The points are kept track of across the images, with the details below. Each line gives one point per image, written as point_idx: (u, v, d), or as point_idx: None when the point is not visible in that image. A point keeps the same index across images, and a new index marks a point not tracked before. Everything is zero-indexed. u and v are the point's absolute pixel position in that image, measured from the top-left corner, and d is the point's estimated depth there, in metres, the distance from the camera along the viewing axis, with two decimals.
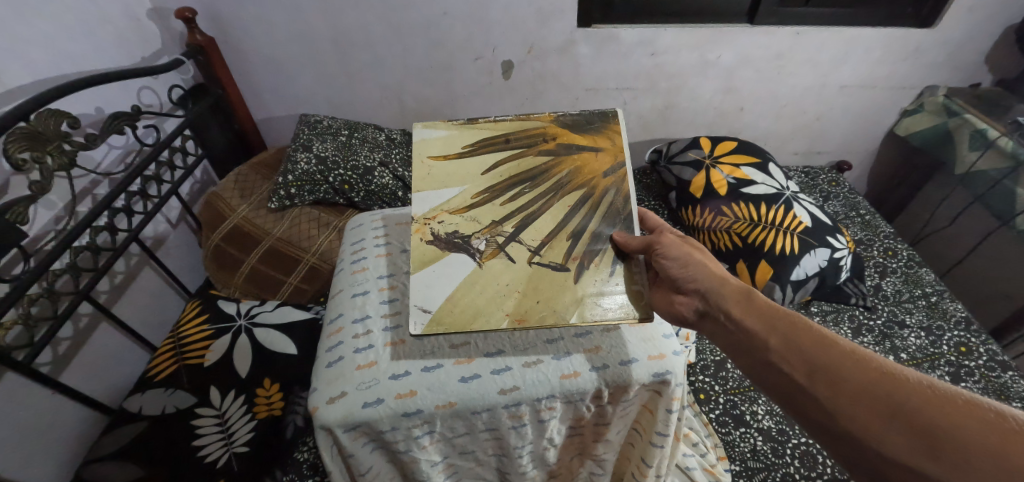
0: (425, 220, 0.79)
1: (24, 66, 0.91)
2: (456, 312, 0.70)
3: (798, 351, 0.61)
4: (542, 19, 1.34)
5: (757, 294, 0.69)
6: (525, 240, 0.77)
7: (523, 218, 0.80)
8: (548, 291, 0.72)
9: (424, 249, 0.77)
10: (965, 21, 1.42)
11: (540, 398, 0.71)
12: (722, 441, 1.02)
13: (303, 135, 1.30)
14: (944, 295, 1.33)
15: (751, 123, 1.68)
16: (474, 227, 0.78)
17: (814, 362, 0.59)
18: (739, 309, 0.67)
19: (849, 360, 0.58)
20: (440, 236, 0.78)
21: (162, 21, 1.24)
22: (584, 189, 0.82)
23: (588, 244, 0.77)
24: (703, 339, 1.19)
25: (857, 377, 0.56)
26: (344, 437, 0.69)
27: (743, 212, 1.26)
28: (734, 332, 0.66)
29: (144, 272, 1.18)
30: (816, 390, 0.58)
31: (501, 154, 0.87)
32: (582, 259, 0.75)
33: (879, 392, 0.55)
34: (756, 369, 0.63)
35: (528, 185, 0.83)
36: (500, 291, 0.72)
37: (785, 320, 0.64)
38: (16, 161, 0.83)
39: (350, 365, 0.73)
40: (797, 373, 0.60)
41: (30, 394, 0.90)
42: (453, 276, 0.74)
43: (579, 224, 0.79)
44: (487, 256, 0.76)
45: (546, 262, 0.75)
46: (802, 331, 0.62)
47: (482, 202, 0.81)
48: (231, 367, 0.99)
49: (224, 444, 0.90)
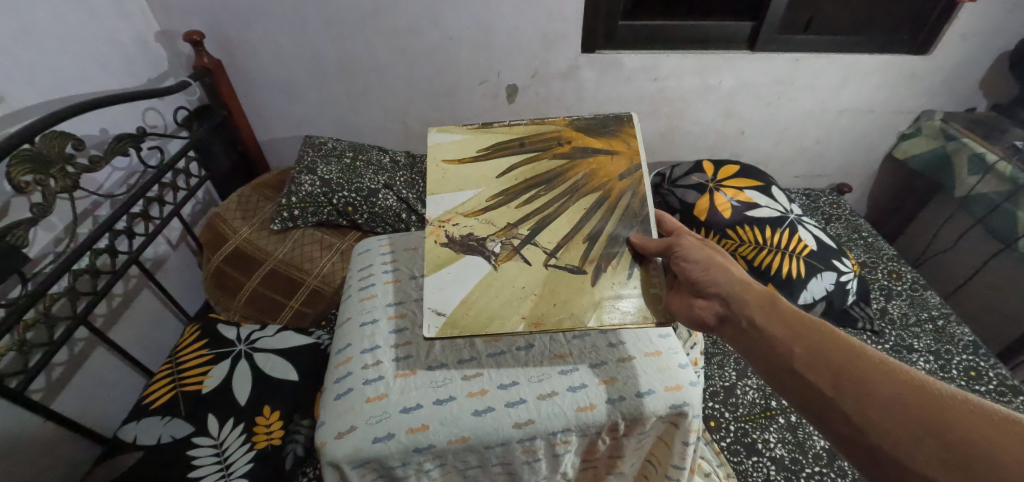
0: (441, 224, 0.79)
1: (30, 88, 0.90)
2: (471, 315, 0.69)
3: (824, 361, 0.59)
4: (547, 44, 1.36)
5: (781, 300, 0.67)
6: (540, 242, 0.77)
7: (538, 222, 0.79)
8: (565, 293, 0.71)
9: (440, 252, 0.76)
10: (959, 50, 1.46)
11: (554, 432, 0.69)
12: (734, 470, 0.99)
13: (308, 157, 1.30)
14: (950, 318, 1.33)
15: (751, 147, 1.69)
16: (489, 230, 0.78)
17: (842, 374, 0.57)
18: (763, 317, 0.66)
19: (880, 373, 0.56)
20: (455, 238, 0.77)
21: (169, 43, 1.25)
22: (599, 191, 0.82)
23: (605, 247, 0.76)
24: (709, 365, 1.17)
25: (885, 389, 0.55)
26: (353, 473, 0.67)
27: (748, 235, 1.26)
28: (757, 338, 0.65)
29: (142, 294, 1.16)
30: (841, 399, 0.56)
31: (517, 157, 0.87)
32: (599, 261, 0.75)
33: (908, 405, 0.53)
34: (779, 377, 0.62)
35: (543, 188, 0.82)
36: (517, 291, 0.72)
37: (810, 328, 0.63)
38: (18, 183, 0.81)
39: (359, 398, 0.71)
40: (821, 382, 0.58)
41: (21, 422, 0.87)
42: (469, 278, 0.73)
43: (596, 226, 0.78)
44: (503, 258, 0.75)
45: (563, 264, 0.74)
46: (828, 340, 0.61)
47: (497, 204, 0.81)
48: (231, 393, 0.96)
49: (220, 475, 0.85)
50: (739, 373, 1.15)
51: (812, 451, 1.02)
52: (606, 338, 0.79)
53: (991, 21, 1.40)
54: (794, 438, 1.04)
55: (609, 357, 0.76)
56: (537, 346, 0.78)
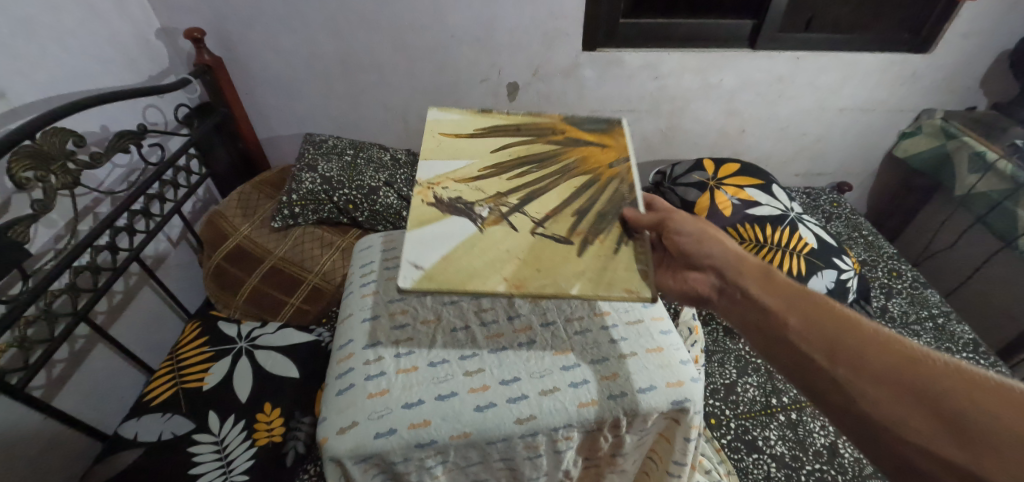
0: (432, 185, 0.79)
1: (29, 84, 0.90)
2: (451, 273, 0.65)
3: (817, 331, 0.60)
4: (548, 42, 1.36)
5: (777, 275, 0.69)
6: (528, 212, 0.76)
7: (528, 194, 0.78)
8: (550, 260, 0.68)
9: (425, 210, 0.74)
10: (959, 48, 1.46)
11: (556, 428, 0.69)
12: (735, 467, 0.99)
13: (308, 155, 1.30)
14: (950, 316, 1.33)
15: (752, 145, 1.69)
16: (478, 196, 0.77)
17: (834, 342, 0.58)
18: (759, 290, 0.67)
19: (874, 344, 0.56)
20: (443, 200, 0.76)
21: (170, 40, 1.25)
22: (590, 174, 0.82)
23: (593, 223, 0.75)
24: (710, 362, 1.17)
25: (878, 357, 0.55)
26: (354, 470, 0.67)
27: (748, 234, 1.26)
28: (751, 310, 0.66)
29: (143, 291, 1.16)
30: (833, 367, 0.56)
31: (511, 141, 0.87)
32: (586, 234, 0.72)
33: (901, 373, 0.53)
34: (773, 348, 0.62)
35: (533, 170, 0.82)
36: (503, 253, 0.69)
37: (804, 300, 0.64)
38: (19, 179, 0.81)
39: (361, 394, 0.71)
40: (814, 352, 0.58)
41: (22, 419, 0.87)
42: (453, 237, 0.70)
43: (586, 203, 0.77)
44: (489, 222, 0.73)
45: (549, 234, 0.72)
46: (821, 310, 0.62)
47: (488, 176, 0.81)
48: (231, 390, 0.96)
49: (221, 472, 0.85)
50: (739, 371, 1.15)
51: (812, 448, 1.02)
52: (607, 334, 0.79)
53: (991, 19, 1.40)
54: (794, 435, 1.04)
55: (610, 354, 0.76)
56: (538, 343, 0.78)
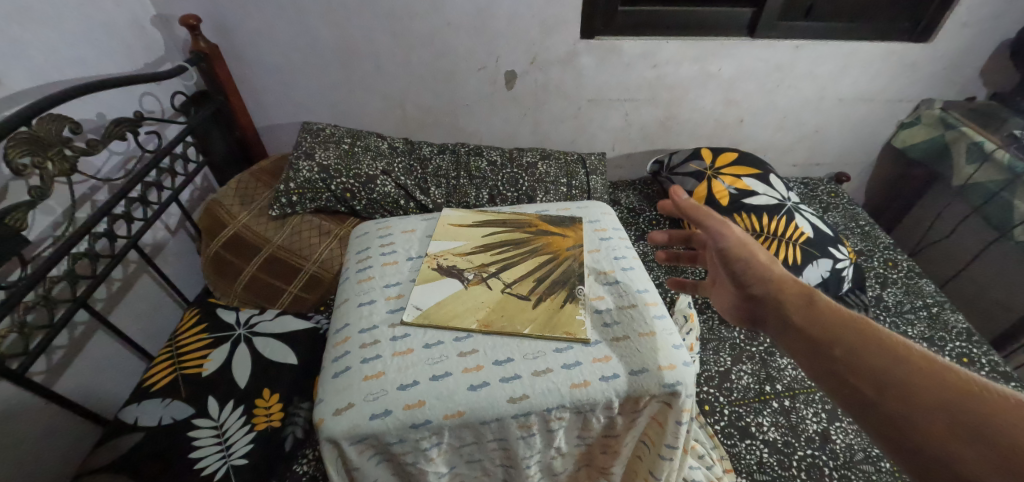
0: (436, 256, 0.90)
1: (25, 71, 0.90)
2: (439, 314, 0.79)
3: (869, 362, 0.52)
4: (546, 30, 1.35)
5: (821, 297, 0.61)
6: (503, 276, 0.85)
7: (505, 264, 0.88)
8: (513, 311, 0.79)
9: (428, 272, 0.87)
10: (959, 37, 1.45)
11: (549, 408, 0.70)
12: (728, 453, 1.00)
13: (306, 143, 1.30)
14: (944, 305, 1.32)
15: (750, 135, 1.69)
16: (467, 263, 0.88)
17: (889, 378, 0.50)
18: (799, 314, 0.60)
19: (932, 375, 0.49)
20: (444, 265, 0.88)
21: (165, 28, 1.24)
22: (555, 253, 0.91)
23: (550, 285, 0.84)
24: (707, 350, 1.18)
25: (944, 397, 0.47)
26: (351, 450, 0.68)
27: (745, 223, 1.28)
28: (791, 337, 0.59)
29: (142, 279, 1.16)
30: (893, 411, 0.49)
31: (496, 223, 0.98)
32: (542, 294, 0.82)
33: (973, 418, 0.45)
34: (821, 383, 0.55)
35: (510, 247, 0.92)
36: (475, 303, 0.81)
37: (855, 325, 0.56)
38: (17, 166, 0.81)
39: (356, 376, 0.72)
40: (870, 392, 0.51)
41: (23, 403, 0.88)
42: (444, 288, 0.83)
43: (547, 270, 0.87)
44: (474, 281, 0.84)
45: (513, 292, 0.82)
46: (874, 338, 0.54)
47: (477, 251, 0.91)
48: (231, 376, 0.97)
49: (220, 456, 0.86)
50: (734, 359, 1.16)
51: (804, 434, 1.03)
52: (600, 319, 0.79)
53: (991, 8, 1.39)
54: (787, 421, 1.05)
55: (603, 337, 0.77)
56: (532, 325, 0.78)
